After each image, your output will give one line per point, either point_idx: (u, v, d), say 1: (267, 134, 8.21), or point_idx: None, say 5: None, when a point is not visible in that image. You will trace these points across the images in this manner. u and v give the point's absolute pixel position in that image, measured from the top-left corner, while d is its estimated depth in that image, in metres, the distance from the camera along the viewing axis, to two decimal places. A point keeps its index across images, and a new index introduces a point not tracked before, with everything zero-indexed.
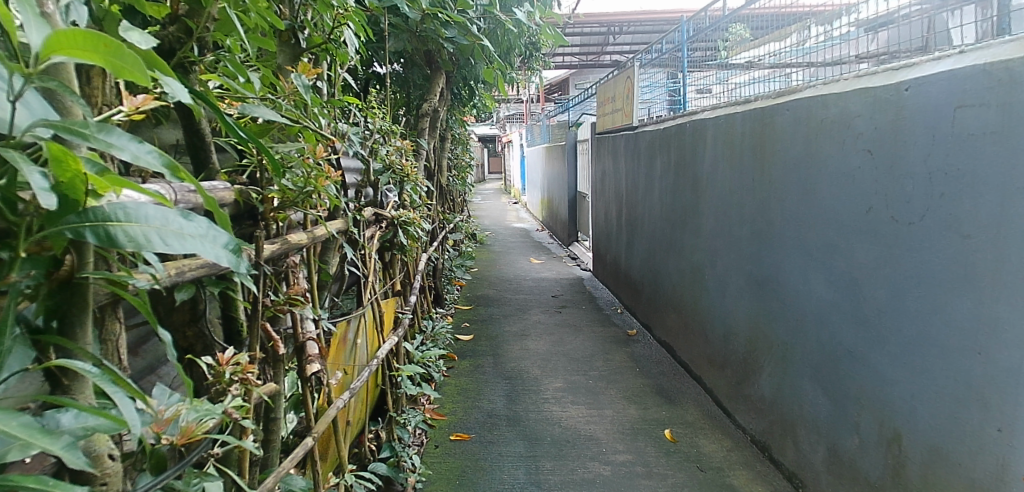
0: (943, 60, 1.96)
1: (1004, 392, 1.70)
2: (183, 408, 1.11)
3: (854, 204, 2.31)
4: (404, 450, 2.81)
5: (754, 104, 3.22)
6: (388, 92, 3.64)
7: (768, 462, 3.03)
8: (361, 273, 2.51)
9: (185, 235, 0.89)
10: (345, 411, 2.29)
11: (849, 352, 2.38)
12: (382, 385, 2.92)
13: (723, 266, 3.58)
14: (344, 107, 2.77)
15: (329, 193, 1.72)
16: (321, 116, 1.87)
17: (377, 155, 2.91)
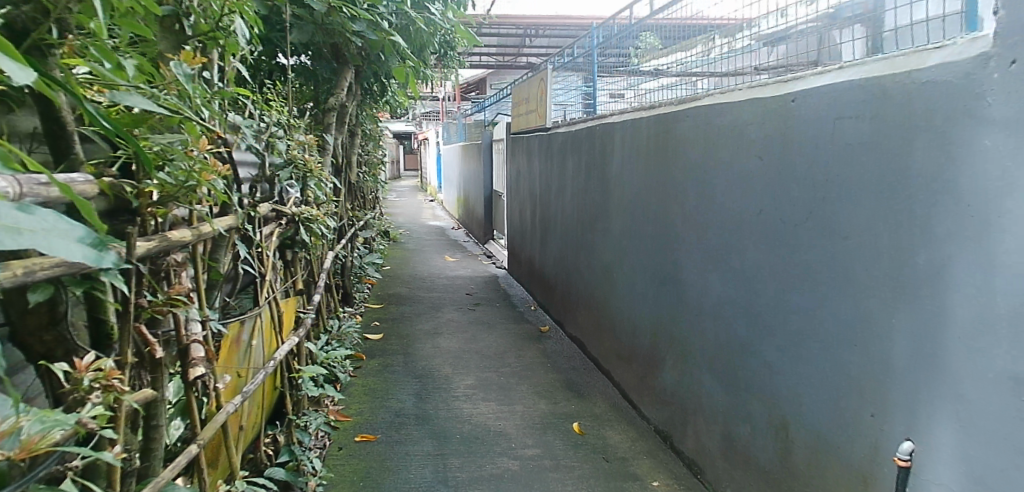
0: (826, 74, 2.09)
1: (873, 380, 1.84)
2: (25, 420, 1.02)
3: (748, 206, 2.45)
4: (305, 453, 2.72)
5: (659, 110, 3.35)
6: (290, 85, 3.54)
7: (669, 450, 3.16)
8: (257, 272, 2.44)
9: (24, 229, 0.93)
10: (237, 414, 2.20)
11: (742, 345, 2.52)
12: (281, 387, 2.83)
13: (630, 264, 3.70)
14: (239, 99, 2.67)
15: (215, 187, 1.68)
16: (206, 108, 1.78)
17: (275, 150, 2.83)
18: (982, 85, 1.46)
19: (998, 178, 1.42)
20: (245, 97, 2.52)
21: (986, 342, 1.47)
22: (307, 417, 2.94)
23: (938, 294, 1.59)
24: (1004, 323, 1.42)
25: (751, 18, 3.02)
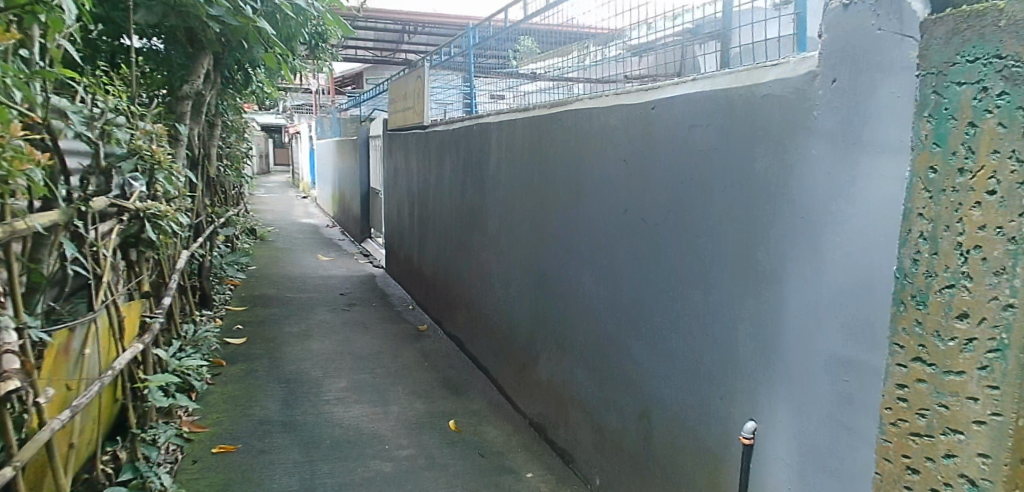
0: (681, 84, 2.23)
1: (723, 367, 1.99)
2: None
3: (614, 207, 2.58)
4: (150, 470, 2.53)
5: (532, 112, 3.42)
6: (133, 70, 3.27)
7: (543, 442, 3.26)
8: (90, 274, 2.24)
9: None
10: (65, 431, 2.02)
11: (609, 338, 2.65)
12: (121, 400, 2.61)
13: (506, 262, 3.76)
14: (68, 81, 2.42)
15: (32, 177, 1.54)
16: (22, 90, 1.61)
17: (112, 138, 2.61)
18: (809, 99, 1.59)
19: (818, 184, 1.58)
20: (73, 81, 2.28)
21: (813, 331, 1.61)
22: (154, 431, 2.75)
23: (777, 287, 1.75)
24: (828, 312, 1.56)
25: (623, 28, 3.16)
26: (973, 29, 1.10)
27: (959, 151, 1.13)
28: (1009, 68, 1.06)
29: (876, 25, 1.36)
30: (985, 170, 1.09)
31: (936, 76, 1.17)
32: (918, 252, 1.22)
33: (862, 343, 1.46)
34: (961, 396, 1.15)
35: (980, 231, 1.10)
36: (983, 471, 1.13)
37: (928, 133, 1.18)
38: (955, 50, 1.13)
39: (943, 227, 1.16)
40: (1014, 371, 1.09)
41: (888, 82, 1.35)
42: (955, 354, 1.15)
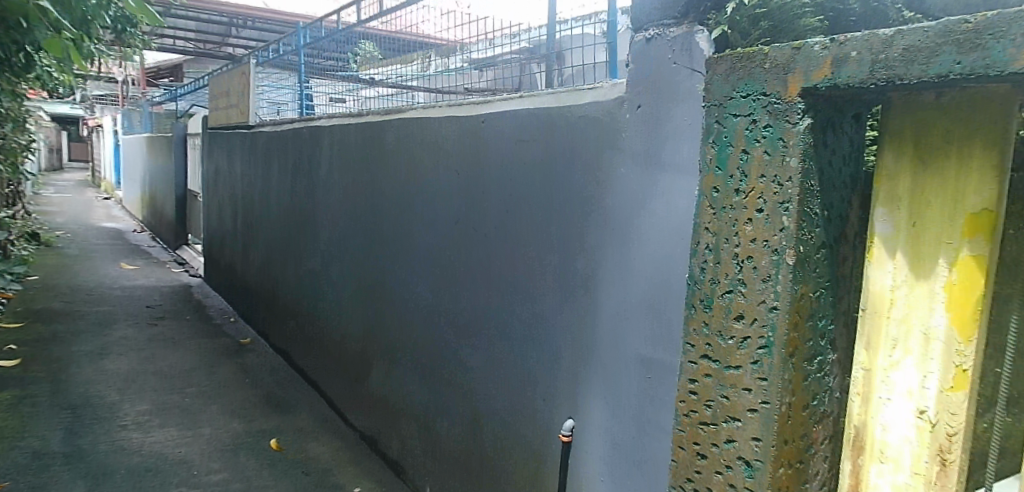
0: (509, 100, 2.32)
1: (545, 369, 2.09)
2: None
3: (446, 217, 2.61)
4: None
5: (365, 117, 3.36)
6: None
7: (374, 455, 3.19)
8: None
9: None
10: None
11: (440, 346, 2.68)
12: None
13: (337, 271, 3.65)
14: None
15: None
16: None
17: None
18: (618, 121, 1.74)
19: (627, 199, 1.72)
20: None
21: (622, 333, 1.75)
22: None
23: (592, 290, 1.87)
24: (632, 315, 1.70)
25: (465, 42, 3.22)
26: (745, 69, 1.28)
27: (736, 174, 1.30)
28: (772, 104, 1.23)
29: (673, 60, 1.52)
30: (755, 191, 1.27)
31: (718, 107, 1.34)
32: (705, 261, 1.38)
33: (660, 343, 1.61)
34: (738, 387, 1.31)
35: (752, 244, 1.28)
36: (755, 452, 1.28)
37: (713, 158, 1.35)
38: (733, 87, 1.30)
39: (724, 239, 1.33)
40: (777, 364, 1.25)
41: (683, 109, 1.51)
42: (734, 350, 1.32)
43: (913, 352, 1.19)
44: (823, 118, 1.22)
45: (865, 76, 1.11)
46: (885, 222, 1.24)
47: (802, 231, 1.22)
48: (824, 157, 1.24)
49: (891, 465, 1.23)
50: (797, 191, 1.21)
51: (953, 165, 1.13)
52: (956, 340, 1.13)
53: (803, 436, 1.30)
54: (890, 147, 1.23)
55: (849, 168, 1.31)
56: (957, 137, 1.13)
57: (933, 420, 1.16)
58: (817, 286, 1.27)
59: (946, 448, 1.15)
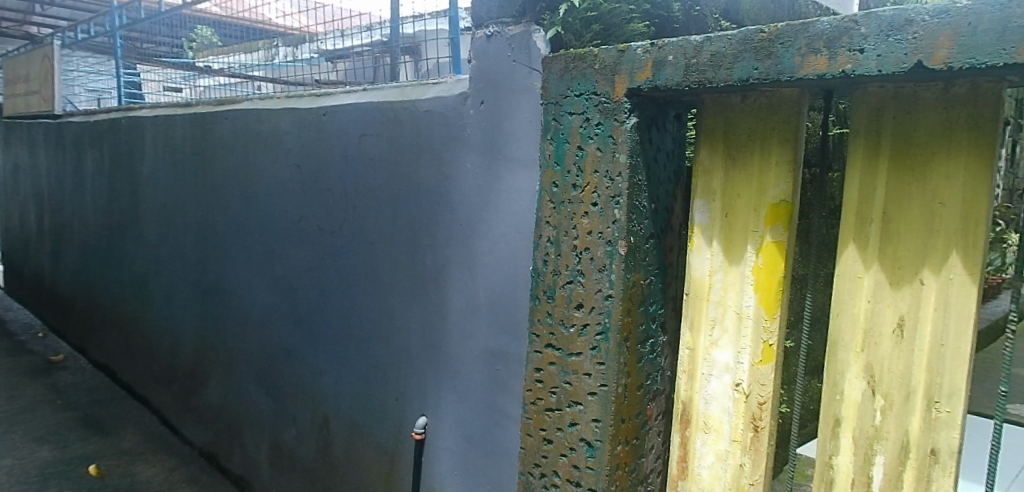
0: (351, 93, 2.26)
1: (397, 368, 2.06)
2: None
3: (288, 215, 2.50)
4: None
5: (195, 108, 3.10)
6: None
7: (213, 471, 3.04)
8: None
9: None
10: None
11: (286, 350, 2.56)
12: None
13: (169, 276, 3.34)
14: None
15: None
16: None
17: None
18: (462, 116, 1.75)
19: (472, 194, 1.74)
20: None
21: (471, 327, 1.76)
22: None
23: (441, 286, 1.87)
24: (480, 310, 1.73)
25: (316, 33, 3.13)
26: (577, 69, 1.34)
27: (572, 169, 1.36)
28: (602, 103, 1.31)
29: (512, 57, 1.56)
30: (590, 185, 1.33)
31: (554, 106, 1.39)
32: (547, 253, 1.43)
33: (506, 335, 1.65)
34: (579, 373, 1.37)
35: (589, 236, 1.34)
36: (595, 433, 1.35)
37: (551, 154, 1.40)
38: (567, 85, 1.36)
39: (564, 232, 1.39)
40: (613, 349, 1.32)
41: (523, 106, 1.55)
42: (575, 338, 1.38)
43: (730, 331, 1.31)
44: (648, 117, 1.31)
45: (681, 78, 1.20)
46: (703, 213, 1.36)
47: (632, 222, 1.30)
48: (649, 154, 1.33)
49: (713, 434, 1.35)
50: (626, 186, 1.28)
51: (757, 161, 1.26)
52: (763, 317, 1.26)
53: (638, 414, 1.39)
54: (706, 144, 1.35)
55: (672, 164, 1.42)
56: (760, 136, 1.26)
57: (746, 391, 1.29)
58: (647, 274, 1.37)
59: (758, 415, 1.28)
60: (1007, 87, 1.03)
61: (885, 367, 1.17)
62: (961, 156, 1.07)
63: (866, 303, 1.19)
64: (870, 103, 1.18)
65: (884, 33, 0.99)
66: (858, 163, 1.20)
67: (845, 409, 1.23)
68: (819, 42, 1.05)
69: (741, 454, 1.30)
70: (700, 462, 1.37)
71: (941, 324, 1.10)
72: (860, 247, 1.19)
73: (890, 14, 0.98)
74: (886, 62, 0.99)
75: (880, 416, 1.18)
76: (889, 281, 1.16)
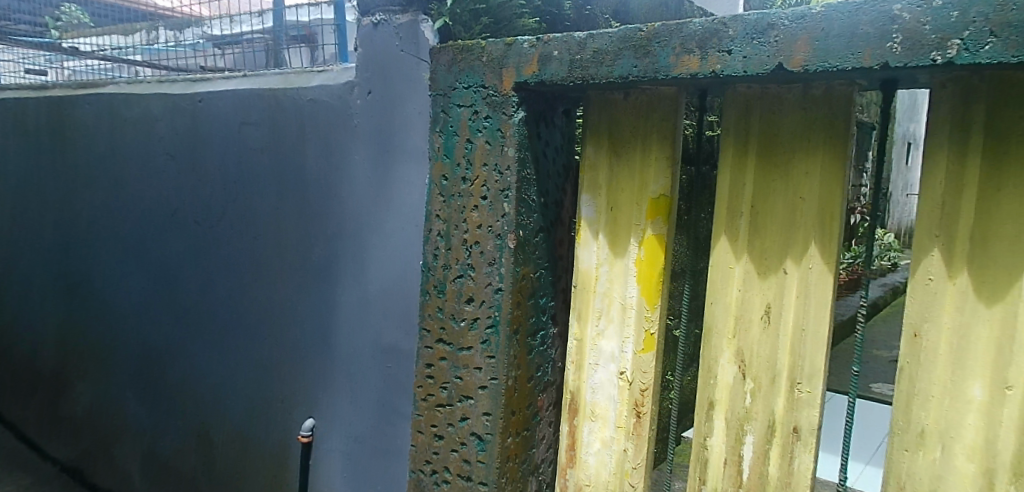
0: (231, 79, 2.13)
1: (283, 368, 1.98)
2: None
3: (161, 208, 2.34)
4: None
5: (51, 89, 2.82)
6: None
7: (78, 486, 2.95)
8: None
9: None
10: None
11: (163, 353, 2.41)
12: None
13: (25, 274, 3.04)
14: None
15: None
16: None
17: None
18: (348, 107, 1.69)
19: (360, 187, 1.69)
20: None
21: (360, 324, 1.72)
22: None
23: (330, 282, 1.81)
24: (370, 306, 1.69)
25: (203, 17, 2.95)
26: (465, 62, 1.33)
27: (461, 162, 1.35)
28: (489, 96, 1.30)
29: (400, 47, 1.53)
30: (479, 179, 1.33)
31: (442, 97, 1.37)
32: (436, 247, 1.41)
33: (396, 330, 1.61)
34: (469, 367, 1.37)
35: (478, 229, 1.34)
36: (486, 426, 1.35)
37: (440, 146, 1.38)
38: (455, 78, 1.35)
39: (453, 226, 1.37)
40: (503, 341, 1.32)
41: (411, 96, 1.53)
42: (465, 333, 1.37)
43: (615, 321, 1.36)
44: (536, 111, 1.32)
45: (565, 74, 1.22)
46: (590, 207, 1.39)
47: (521, 216, 1.31)
48: (538, 148, 1.35)
49: (599, 422, 1.39)
50: (515, 180, 1.29)
51: (639, 157, 1.31)
52: (645, 307, 1.31)
53: (528, 406, 1.41)
54: (592, 140, 1.38)
55: (560, 159, 1.44)
56: (641, 133, 1.31)
57: (630, 379, 1.34)
58: (537, 267, 1.38)
59: (640, 401, 1.33)
60: (855, 90, 1.13)
61: (754, 351, 1.25)
62: (818, 154, 1.16)
63: (737, 292, 1.26)
64: (741, 103, 1.25)
65: (749, 36, 1.05)
66: (730, 159, 1.27)
67: (720, 393, 1.30)
68: (692, 43, 1.10)
69: (625, 440, 1.35)
70: (587, 449, 1.41)
71: (803, 310, 1.19)
72: (731, 239, 1.27)
73: (754, 18, 1.04)
74: (751, 63, 1.05)
75: (749, 398, 1.26)
76: (756, 271, 1.24)
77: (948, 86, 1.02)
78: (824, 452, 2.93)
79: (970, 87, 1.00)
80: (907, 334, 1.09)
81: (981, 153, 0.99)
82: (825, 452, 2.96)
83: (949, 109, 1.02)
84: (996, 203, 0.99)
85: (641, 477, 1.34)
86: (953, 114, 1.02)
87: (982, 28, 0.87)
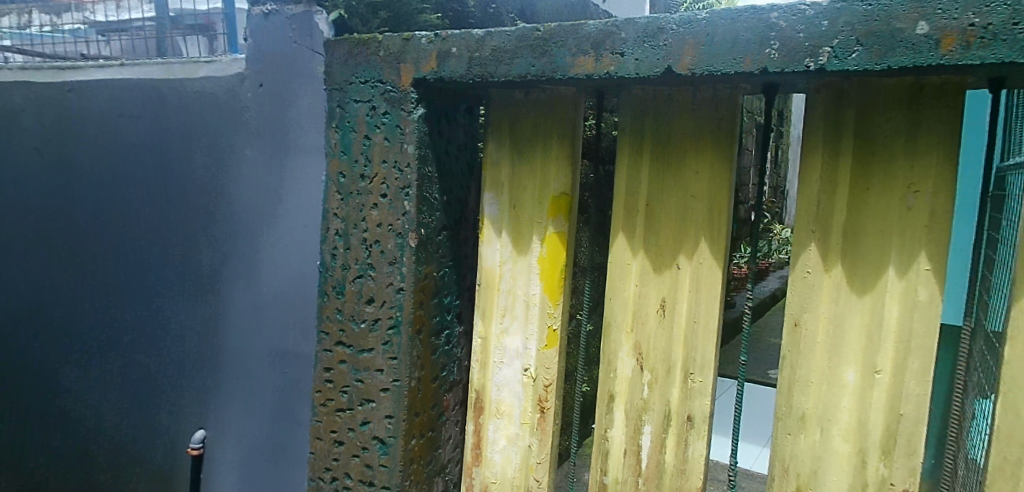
0: (104, 68, 2.03)
1: (188, 364, 1.98)
2: None
3: (32, 208, 2.16)
4: None
5: None
6: None
7: None
8: None
9: None
10: None
11: (44, 362, 2.25)
12: None
13: None
14: None
15: None
16: None
17: None
18: (238, 99, 1.67)
19: (255, 184, 1.69)
20: None
21: (258, 321, 1.72)
22: None
23: (235, 278, 1.80)
24: (270, 303, 1.67)
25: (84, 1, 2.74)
26: (362, 56, 1.30)
27: (359, 159, 1.32)
28: (387, 92, 1.28)
29: (293, 38, 1.50)
30: (379, 176, 1.30)
31: (338, 92, 1.33)
32: (334, 247, 1.36)
33: (295, 327, 1.62)
34: (371, 369, 1.33)
35: (378, 228, 1.30)
36: (388, 430, 1.32)
37: (337, 143, 1.34)
38: (351, 72, 1.31)
39: (352, 225, 1.33)
40: (405, 342, 1.30)
41: (303, 91, 1.51)
42: (366, 334, 1.33)
43: (519, 318, 1.36)
44: (436, 108, 1.31)
45: (464, 71, 1.21)
46: (493, 205, 1.39)
47: (422, 215, 1.29)
48: (439, 146, 1.33)
49: (504, 419, 1.39)
50: (415, 177, 1.27)
51: (540, 155, 1.32)
52: (547, 304, 1.33)
53: (433, 406, 1.39)
54: (494, 138, 1.38)
55: (464, 157, 1.43)
56: (542, 132, 1.32)
57: (534, 375, 1.35)
58: (440, 265, 1.36)
59: (544, 397, 1.34)
60: (740, 93, 1.18)
61: (650, 344, 1.29)
62: (708, 154, 1.21)
63: (635, 287, 1.30)
64: (636, 104, 1.29)
65: (640, 38, 1.08)
66: (628, 158, 1.30)
67: (619, 385, 1.34)
68: (586, 44, 1.12)
69: (530, 435, 1.36)
70: (493, 447, 1.41)
71: (695, 304, 1.23)
72: (629, 236, 1.30)
73: (645, 21, 1.07)
74: (642, 65, 1.08)
75: (647, 390, 1.30)
76: (652, 267, 1.28)
77: (822, 91, 1.09)
78: (714, 453, 3.09)
79: (842, 92, 1.08)
80: (788, 324, 1.15)
81: (851, 155, 1.07)
82: (714, 455, 3.13)
83: (822, 113, 1.09)
84: (864, 201, 1.06)
85: (545, 472, 1.36)
86: (826, 118, 1.09)
87: (849, 37, 0.93)
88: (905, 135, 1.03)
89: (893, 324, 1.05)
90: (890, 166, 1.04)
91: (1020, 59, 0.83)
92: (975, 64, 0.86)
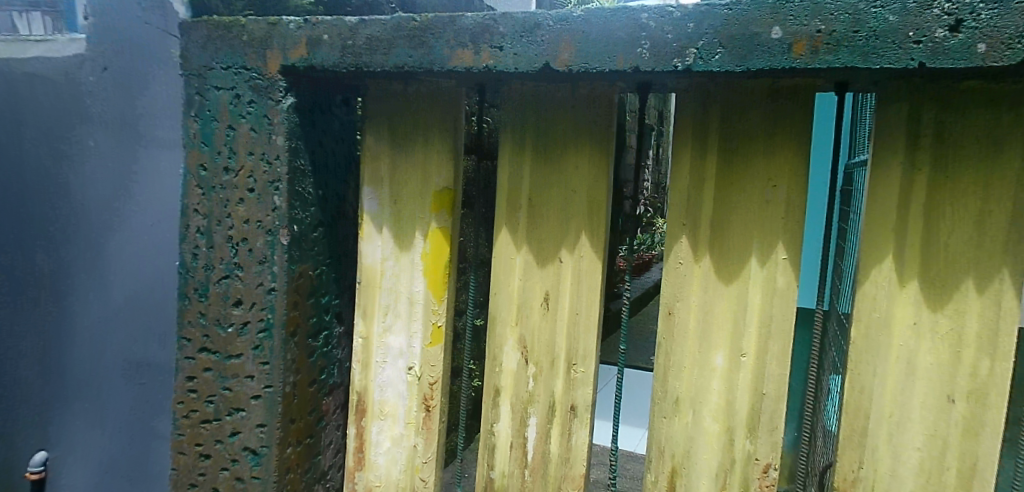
0: None
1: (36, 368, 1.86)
2: None
3: None
4: None
5: None
6: None
7: None
8: None
9: None
10: None
11: None
12: None
13: None
14: None
15: None
16: None
17: None
18: (78, 84, 1.72)
19: (104, 171, 1.75)
20: None
21: (105, 314, 1.80)
22: None
23: (86, 270, 1.80)
24: (135, 274, 1.77)
25: None
26: (223, 40, 1.21)
27: (222, 150, 1.22)
28: (253, 80, 1.20)
29: (144, 19, 1.64)
30: (244, 169, 1.21)
31: (197, 78, 1.23)
32: (197, 246, 1.26)
33: (148, 314, 1.77)
34: (240, 376, 1.25)
35: (245, 225, 1.22)
36: (261, 439, 1.24)
37: (196, 133, 1.24)
38: (212, 57, 1.22)
39: (216, 222, 1.24)
40: (278, 346, 1.23)
41: (150, 80, 1.68)
42: (233, 339, 1.25)
43: (402, 316, 1.33)
44: (307, 98, 1.24)
45: (337, 59, 1.16)
46: (372, 201, 1.34)
47: (294, 210, 1.22)
48: (313, 138, 1.27)
49: (388, 420, 1.35)
50: (286, 171, 1.20)
51: (421, 149, 1.29)
52: (431, 300, 1.30)
53: (311, 412, 1.33)
54: (371, 130, 1.33)
55: (341, 150, 1.37)
56: (423, 126, 1.29)
57: (418, 374, 1.32)
58: (316, 264, 1.30)
59: (429, 395, 1.32)
60: (614, 91, 1.21)
61: (534, 337, 1.30)
62: (586, 150, 1.23)
63: (518, 281, 1.30)
64: (517, 99, 1.29)
65: (518, 33, 1.07)
66: (509, 152, 1.30)
67: (504, 380, 1.34)
68: (464, 36, 1.10)
69: (415, 435, 1.33)
70: (376, 450, 1.36)
71: (577, 296, 1.25)
72: (512, 231, 1.30)
73: (522, 16, 1.07)
74: (520, 60, 1.08)
75: (533, 382, 1.31)
76: (535, 260, 1.28)
77: (690, 91, 1.14)
78: (596, 437, 3.19)
79: (708, 92, 1.13)
80: (663, 313, 1.19)
81: (716, 151, 1.12)
82: (596, 440, 3.23)
83: (689, 111, 1.14)
84: (728, 196, 1.12)
85: (431, 471, 1.33)
86: (694, 116, 1.14)
87: (712, 40, 0.97)
88: (764, 133, 1.09)
89: (756, 311, 1.12)
90: (750, 163, 1.10)
91: (861, 64, 0.90)
92: (823, 68, 0.92)
